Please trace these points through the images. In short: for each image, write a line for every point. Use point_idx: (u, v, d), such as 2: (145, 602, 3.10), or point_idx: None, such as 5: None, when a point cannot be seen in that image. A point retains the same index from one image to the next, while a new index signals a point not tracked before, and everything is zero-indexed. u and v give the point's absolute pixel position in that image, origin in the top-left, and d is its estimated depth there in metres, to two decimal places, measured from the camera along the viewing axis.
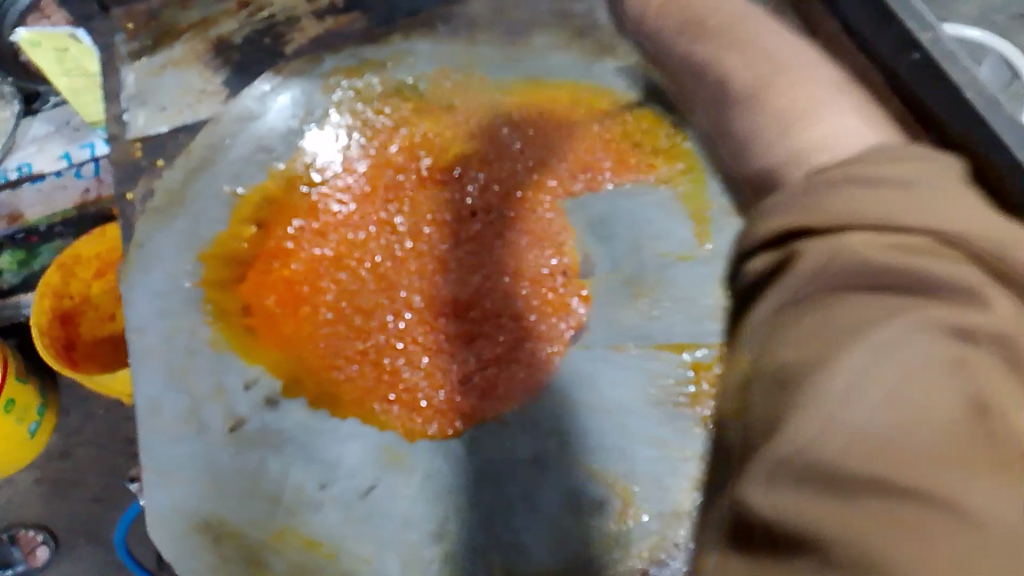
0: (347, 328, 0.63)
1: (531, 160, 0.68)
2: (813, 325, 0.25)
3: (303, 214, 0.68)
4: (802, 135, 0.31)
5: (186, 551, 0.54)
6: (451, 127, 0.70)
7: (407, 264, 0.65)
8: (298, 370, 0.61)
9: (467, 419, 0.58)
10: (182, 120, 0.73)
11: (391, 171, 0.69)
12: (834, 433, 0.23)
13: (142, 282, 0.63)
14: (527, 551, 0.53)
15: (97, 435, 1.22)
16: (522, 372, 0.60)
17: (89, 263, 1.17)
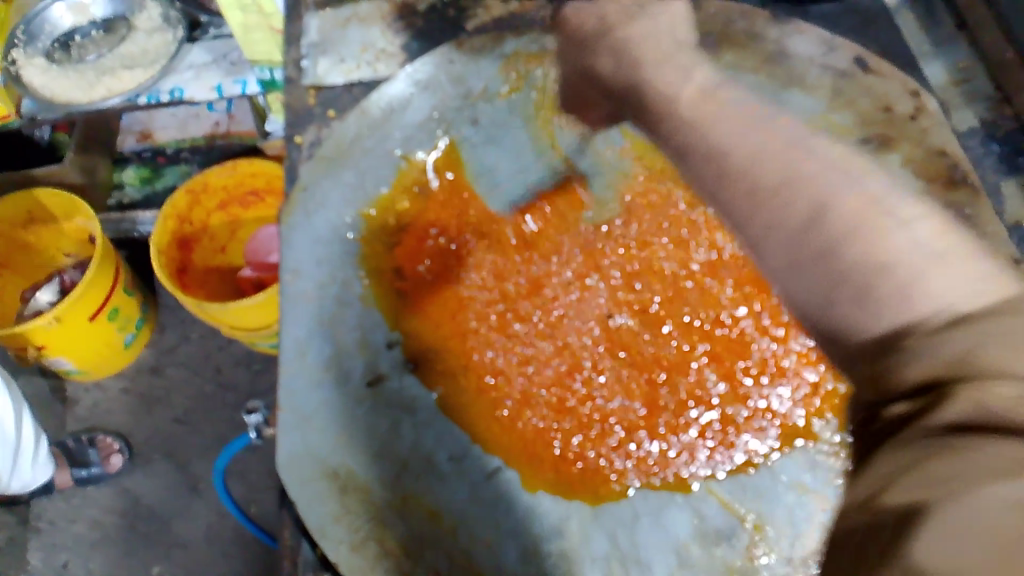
0: (499, 341, 0.63)
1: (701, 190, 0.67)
2: (927, 482, 0.31)
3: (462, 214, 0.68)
4: (940, 284, 0.41)
5: (312, 495, 0.54)
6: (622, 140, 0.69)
7: (551, 266, 0.66)
8: (443, 364, 0.62)
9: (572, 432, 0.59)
10: (359, 76, 0.75)
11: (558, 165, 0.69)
12: (946, 560, 0.27)
13: (305, 226, 0.64)
14: (648, 566, 0.53)
15: (187, 358, 1.25)
16: (638, 397, 0.60)
17: (215, 193, 1.19)
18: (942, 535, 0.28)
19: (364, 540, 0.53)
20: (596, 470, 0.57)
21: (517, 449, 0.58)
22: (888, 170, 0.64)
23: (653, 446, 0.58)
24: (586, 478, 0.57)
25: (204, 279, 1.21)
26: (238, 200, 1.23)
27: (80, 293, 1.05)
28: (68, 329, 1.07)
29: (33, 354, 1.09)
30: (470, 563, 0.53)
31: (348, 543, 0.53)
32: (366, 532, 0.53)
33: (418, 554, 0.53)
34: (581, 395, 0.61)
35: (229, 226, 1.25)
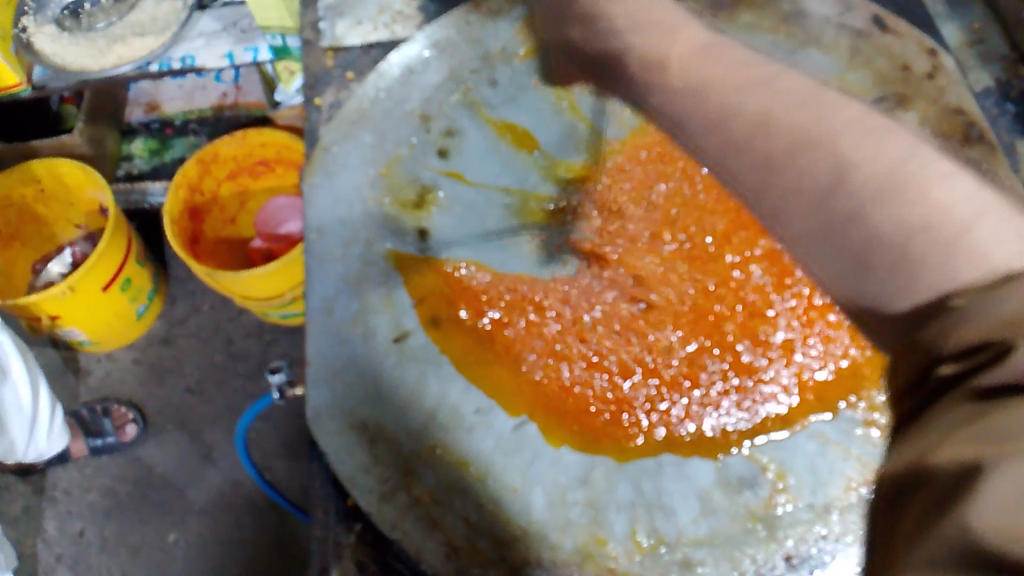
0: (536, 303, 0.64)
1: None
2: (982, 434, 0.25)
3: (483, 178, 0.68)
4: None
5: (343, 446, 0.56)
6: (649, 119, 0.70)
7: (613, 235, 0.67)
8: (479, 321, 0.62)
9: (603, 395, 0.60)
10: (376, 38, 0.75)
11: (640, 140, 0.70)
12: (1005, 517, 0.23)
13: (327, 186, 0.65)
14: (672, 514, 0.53)
15: (199, 329, 1.25)
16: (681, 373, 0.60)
17: (225, 163, 1.19)
18: (1016, 501, 0.23)
19: (393, 489, 0.54)
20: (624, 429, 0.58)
21: (550, 405, 0.59)
22: (905, 127, 0.64)
23: (685, 419, 0.59)
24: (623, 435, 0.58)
25: (214, 250, 1.21)
26: (247, 170, 1.22)
27: (93, 263, 1.05)
28: (81, 298, 1.07)
29: (46, 325, 1.09)
30: (500, 510, 0.53)
31: (378, 491, 0.54)
32: (395, 482, 0.54)
33: (446, 502, 0.54)
34: (617, 352, 0.62)
35: (238, 196, 1.25)
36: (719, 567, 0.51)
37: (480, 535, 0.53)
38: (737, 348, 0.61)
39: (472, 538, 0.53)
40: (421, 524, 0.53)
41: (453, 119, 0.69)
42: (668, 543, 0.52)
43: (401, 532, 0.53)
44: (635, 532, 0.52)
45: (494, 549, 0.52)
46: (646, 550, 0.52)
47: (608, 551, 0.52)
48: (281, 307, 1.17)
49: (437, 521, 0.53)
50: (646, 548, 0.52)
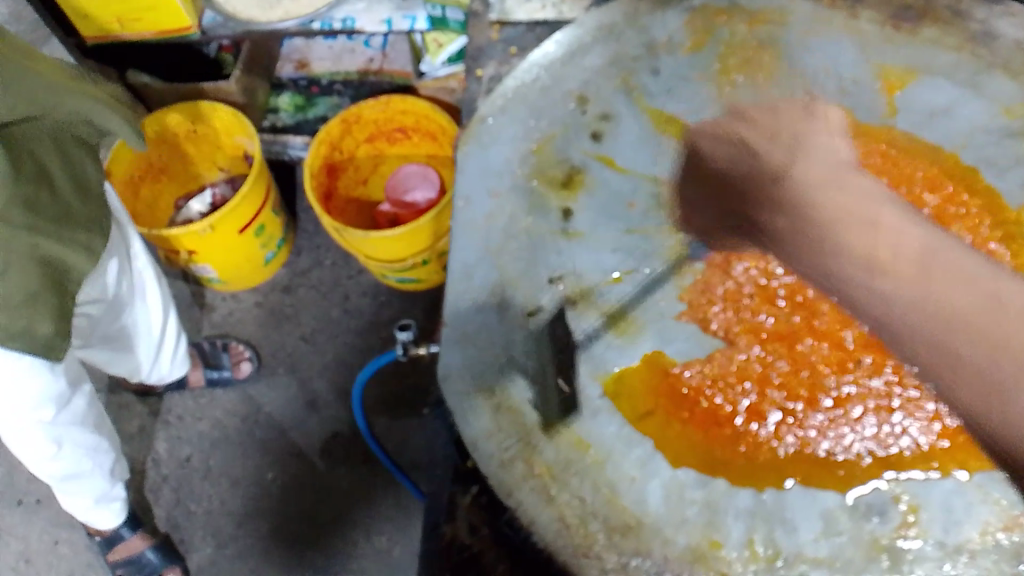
0: (699, 301, 0.63)
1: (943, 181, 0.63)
2: None
3: (640, 168, 0.67)
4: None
5: (468, 409, 0.56)
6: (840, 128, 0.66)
7: None
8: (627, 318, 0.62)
9: (732, 402, 0.59)
10: (542, 16, 0.75)
11: None
12: None
13: (479, 155, 0.66)
14: (793, 531, 0.52)
15: (318, 282, 1.29)
16: (828, 398, 0.59)
17: (366, 126, 1.22)
18: None
19: (512, 458, 0.55)
20: (746, 439, 0.57)
21: (687, 411, 0.59)
22: None
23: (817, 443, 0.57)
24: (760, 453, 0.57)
25: (343, 208, 1.25)
26: (385, 135, 1.25)
27: (234, 206, 1.10)
28: (218, 238, 1.13)
29: (183, 258, 1.16)
30: (617, 497, 0.53)
31: (498, 458, 0.55)
32: (515, 451, 0.55)
33: (564, 480, 0.54)
34: (773, 364, 0.60)
35: (373, 160, 1.28)
36: None
37: (593, 518, 0.52)
38: (895, 386, 0.58)
39: (585, 517, 0.52)
40: (537, 497, 0.53)
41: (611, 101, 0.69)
42: (786, 558, 0.51)
43: (517, 501, 0.53)
44: (753, 542, 0.51)
45: (606, 534, 0.52)
46: (763, 561, 0.51)
47: (721, 555, 0.51)
48: (398, 272, 1.19)
49: (552, 497, 0.53)
50: (763, 559, 0.51)
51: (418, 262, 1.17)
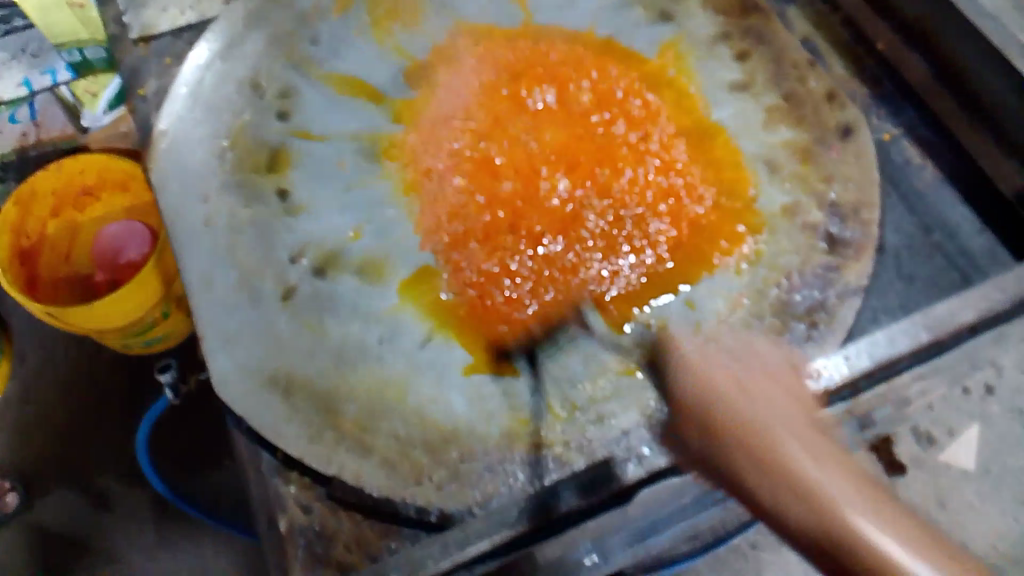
0: (426, 219, 0.67)
1: (600, 58, 0.73)
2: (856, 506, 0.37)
3: (334, 128, 0.69)
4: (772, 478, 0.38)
5: (259, 403, 0.57)
6: (491, 40, 0.74)
7: (485, 142, 0.70)
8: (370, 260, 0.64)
9: (491, 299, 0.63)
10: (185, 22, 0.74)
11: (489, 49, 0.73)
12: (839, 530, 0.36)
13: (173, 167, 0.65)
14: (579, 380, 0.58)
15: (56, 377, 1.18)
16: (568, 265, 0.65)
17: (45, 199, 1.14)
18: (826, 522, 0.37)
19: (319, 430, 0.56)
20: (513, 324, 0.62)
21: (458, 320, 0.62)
22: (691, 9, 0.73)
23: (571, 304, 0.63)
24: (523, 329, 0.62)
25: (53, 291, 1.15)
26: (70, 201, 1.16)
27: None
28: None
29: None
30: (424, 419, 0.57)
31: (306, 435, 0.56)
32: (319, 423, 0.56)
33: (374, 427, 0.56)
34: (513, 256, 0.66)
35: (68, 232, 1.18)
36: (630, 414, 0.56)
37: (413, 446, 0.56)
38: (616, 235, 0.66)
39: (405, 451, 0.56)
40: (355, 452, 0.55)
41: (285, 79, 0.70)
42: (581, 406, 0.57)
43: (338, 466, 0.55)
44: (551, 405, 0.57)
45: (429, 456, 0.56)
46: (564, 417, 0.57)
47: (530, 427, 0.57)
48: (143, 333, 1.12)
49: (370, 446, 0.56)
50: (563, 415, 0.57)
51: (159, 314, 1.10)
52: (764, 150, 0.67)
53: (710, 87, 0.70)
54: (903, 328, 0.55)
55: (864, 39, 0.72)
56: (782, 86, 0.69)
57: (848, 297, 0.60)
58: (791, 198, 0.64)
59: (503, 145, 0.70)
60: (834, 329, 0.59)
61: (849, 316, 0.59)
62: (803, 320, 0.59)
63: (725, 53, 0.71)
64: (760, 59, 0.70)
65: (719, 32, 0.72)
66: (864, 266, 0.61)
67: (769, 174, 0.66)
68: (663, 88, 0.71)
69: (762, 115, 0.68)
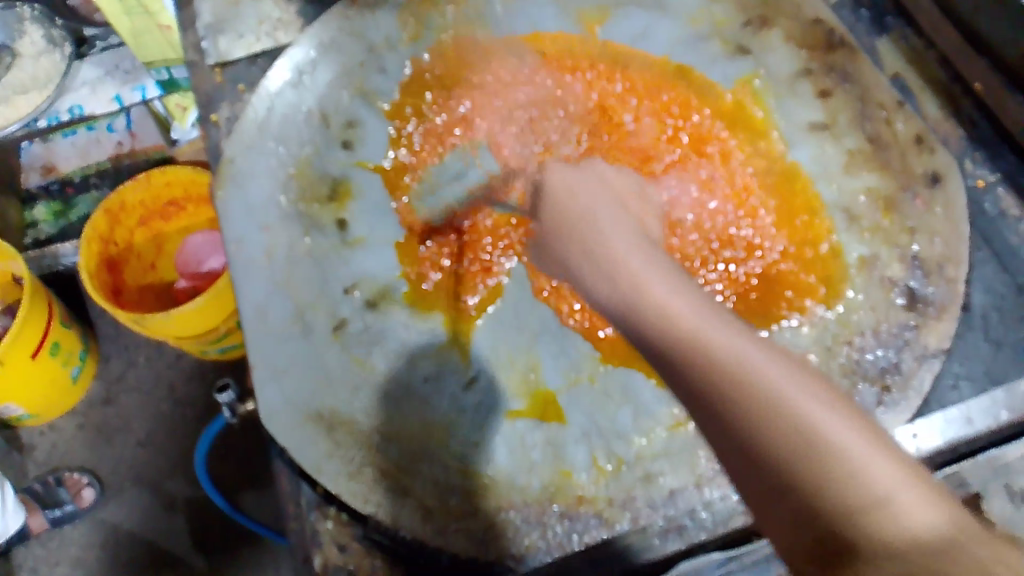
0: (474, 251, 0.65)
1: (678, 89, 0.70)
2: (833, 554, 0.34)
3: (396, 160, 0.69)
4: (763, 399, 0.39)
5: (302, 439, 0.57)
6: (559, 70, 0.72)
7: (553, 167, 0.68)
8: (422, 294, 0.63)
9: (546, 345, 0.61)
10: (260, 48, 0.76)
11: (564, 73, 0.72)
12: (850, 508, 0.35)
13: (236, 196, 0.65)
14: (625, 435, 0.56)
15: (136, 380, 1.22)
16: None
17: (134, 211, 1.17)
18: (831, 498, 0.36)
19: (359, 468, 0.55)
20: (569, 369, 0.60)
21: (509, 364, 0.60)
22: (772, 44, 0.69)
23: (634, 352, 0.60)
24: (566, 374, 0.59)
25: (140, 299, 1.20)
26: (157, 213, 1.21)
27: (16, 332, 1.01)
28: (10, 371, 1.03)
29: None
30: (464, 466, 0.56)
31: (345, 472, 0.55)
32: (359, 460, 0.56)
33: (414, 470, 0.55)
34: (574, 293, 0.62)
35: (154, 241, 1.23)
36: (680, 475, 0.54)
37: (452, 493, 0.55)
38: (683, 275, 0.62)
39: (444, 497, 0.54)
40: (392, 494, 0.54)
41: (354, 105, 0.70)
42: (627, 462, 0.55)
43: (375, 505, 0.54)
44: (596, 458, 0.55)
45: (468, 503, 0.54)
46: (610, 472, 0.55)
47: (574, 482, 0.55)
48: (217, 342, 1.15)
49: (407, 489, 0.55)
50: (608, 471, 0.55)
51: (233, 325, 1.14)
52: (843, 200, 0.62)
53: (788, 126, 0.67)
54: (981, 408, 0.54)
55: (960, 77, 0.69)
56: (868, 129, 0.64)
57: (926, 359, 0.56)
58: (870, 250, 0.60)
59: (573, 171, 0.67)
60: (907, 398, 0.55)
61: (924, 384, 0.55)
62: (874, 384, 0.56)
63: (805, 92, 0.67)
64: (843, 99, 0.66)
65: (802, 69, 0.68)
66: (945, 328, 0.56)
67: (844, 225, 0.61)
68: (740, 122, 0.68)
69: (842, 160, 0.64)
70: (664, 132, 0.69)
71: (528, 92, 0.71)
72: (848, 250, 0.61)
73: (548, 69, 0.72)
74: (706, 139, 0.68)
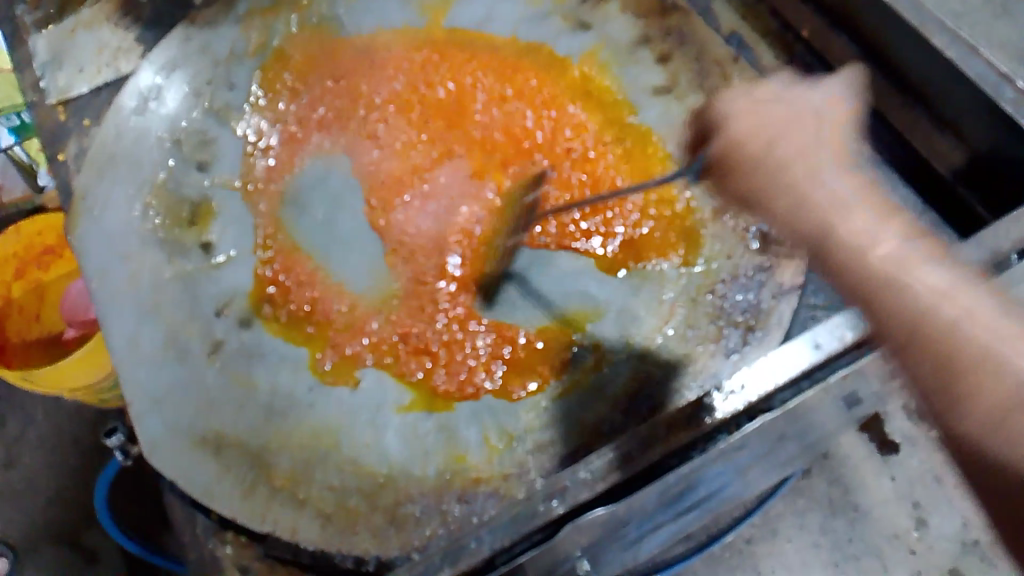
0: (349, 255, 0.65)
1: (523, 66, 0.71)
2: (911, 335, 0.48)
3: (255, 174, 0.68)
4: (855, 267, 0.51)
5: (189, 465, 0.55)
6: (406, 61, 0.72)
7: (412, 162, 0.68)
8: (300, 308, 0.62)
9: (425, 336, 0.61)
10: (102, 79, 0.74)
11: (411, 63, 0.72)
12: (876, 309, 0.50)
13: (94, 228, 0.63)
14: (514, 411, 0.57)
15: (38, 438, 1.17)
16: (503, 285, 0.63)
17: (7, 263, 1.13)
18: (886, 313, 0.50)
19: (252, 486, 0.54)
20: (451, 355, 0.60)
21: (392, 361, 0.60)
22: (610, 15, 0.71)
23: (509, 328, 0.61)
24: (451, 362, 0.60)
25: (25, 354, 1.12)
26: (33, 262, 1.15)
27: None
28: None
29: None
30: (357, 466, 0.56)
31: (238, 494, 0.54)
32: (251, 479, 0.55)
33: (308, 479, 0.55)
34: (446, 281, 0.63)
35: (35, 292, 1.15)
36: (569, 440, 0.55)
37: (349, 495, 0.54)
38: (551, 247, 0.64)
39: (341, 500, 0.54)
40: (288, 506, 0.54)
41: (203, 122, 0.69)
42: (518, 437, 0.56)
43: (273, 521, 0.53)
44: (487, 437, 0.56)
45: (366, 502, 0.54)
46: (502, 449, 0.56)
47: (469, 464, 0.55)
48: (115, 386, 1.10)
49: (304, 499, 0.54)
50: (500, 447, 0.56)
51: None
52: (692, 156, 0.65)
53: (633, 92, 0.69)
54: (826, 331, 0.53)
55: (790, 25, 0.72)
56: (707, 85, 0.67)
57: (784, 294, 0.59)
58: (721, 201, 0.64)
59: (432, 162, 0.68)
60: (770, 334, 0.57)
61: (784, 317, 0.58)
62: (740, 326, 0.58)
63: (646, 57, 0.69)
64: (682, 60, 0.69)
65: (640, 35, 0.70)
66: (798, 263, 0.60)
67: (697, 179, 0.65)
68: (590, 90, 0.69)
69: (687, 117, 0.67)
70: (516, 110, 0.70)
71: (379, 87, 0.71)
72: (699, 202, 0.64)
73: (395, 61, 0.72)
74: (557, 112, 0.69)
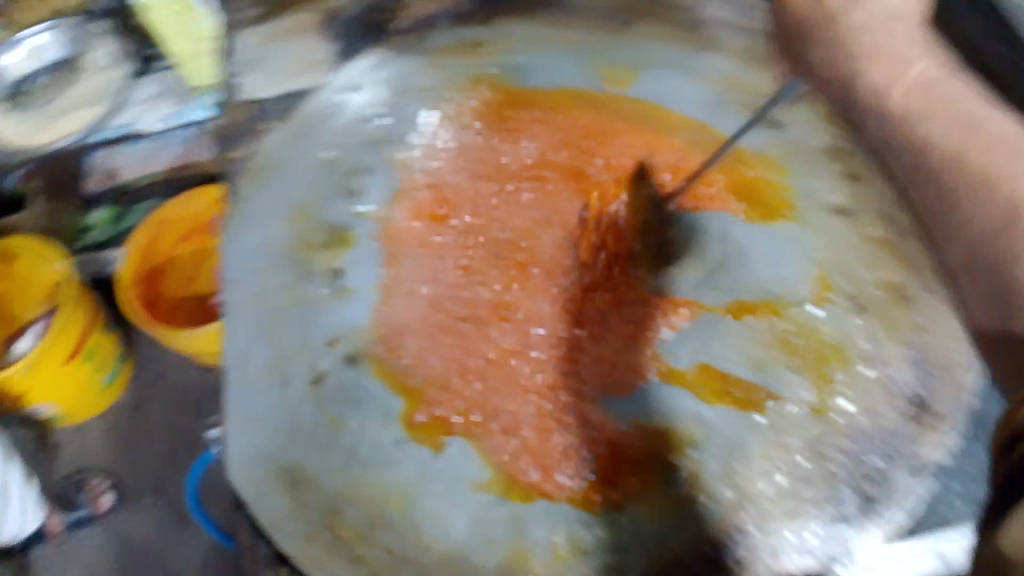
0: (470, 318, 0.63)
1: (689, 158, 0.68)
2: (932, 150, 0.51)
3: (399, 211, 0.68)
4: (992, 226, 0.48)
5: (266, 494, 0.55)
6: (581, 118, 0.71)
7: (545, 239, 0.67)
8: (400, 356, 0.62)
9: (508, 425, 0.59)
10: (287, 87, 0.75)
11: (580, 132, 0.70)
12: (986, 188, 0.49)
13: (235, 241, 0.65)
14: (591, 522, 0.53)
15: None
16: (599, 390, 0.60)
17: None
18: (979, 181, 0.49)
19: (316, 530, 0.54)
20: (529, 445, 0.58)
21: (480, 440, 0.58)
22: (800, 118, 0.67)
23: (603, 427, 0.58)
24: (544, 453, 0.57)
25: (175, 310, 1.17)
26: None
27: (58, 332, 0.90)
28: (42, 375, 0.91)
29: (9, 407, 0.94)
30: (419, 536, 0.53)
31: (302, 534, 0.53)
32: (317, 522, 0.54)
33: (370, 537, 0.53)
34: (541, 369, 0.61)
35: None
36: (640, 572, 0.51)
37: (405, 565, 0.52)
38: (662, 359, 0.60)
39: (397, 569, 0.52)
40: (345, 562, 0.52)
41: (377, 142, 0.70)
42: (588, 551, 0.52)
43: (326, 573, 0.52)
44: (556, 541, 0.53)
45: None
46: (567, 559, 0.52)
47: (530, 566, 0.52)
48: None
49: (361, 558, 0.53)
50: (566, 556, 0.52)
51: None
52: (854, 287, 0.59)
53: (807, 203, 0.63)
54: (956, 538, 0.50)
55: None
56: (889, 211, 0.62)
57: (921, 475, 0.51)
58: (875, 347, 0.57)
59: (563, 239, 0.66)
60: (891, 511, 0.50)
61: (913, 497, 0.51)
62: (857, 496, 0.51)
63: (831, 169, 0.64)
64: (870, 181, 0.63)
65: (829, 144, 0.65)
66: (948, 439, 0.52)
67: (855, 314, 0.58)
68: (773, 193, 0.64)
69: (860, 246, 0.61)
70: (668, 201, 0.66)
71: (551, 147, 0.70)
72: (839, 342, 0.57)
73: (562, 126, 0.71)
74: (715, 211, 0.65)
